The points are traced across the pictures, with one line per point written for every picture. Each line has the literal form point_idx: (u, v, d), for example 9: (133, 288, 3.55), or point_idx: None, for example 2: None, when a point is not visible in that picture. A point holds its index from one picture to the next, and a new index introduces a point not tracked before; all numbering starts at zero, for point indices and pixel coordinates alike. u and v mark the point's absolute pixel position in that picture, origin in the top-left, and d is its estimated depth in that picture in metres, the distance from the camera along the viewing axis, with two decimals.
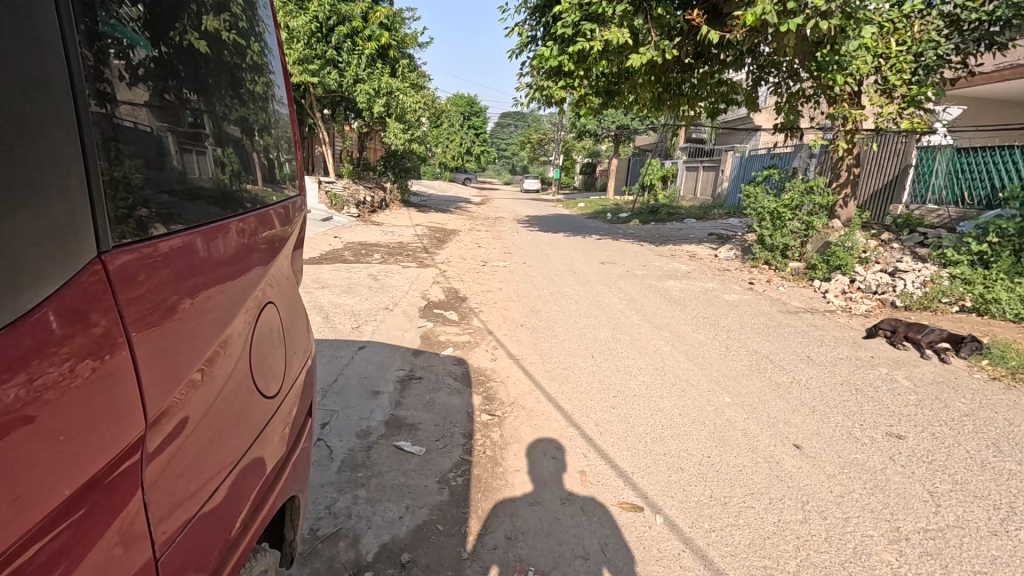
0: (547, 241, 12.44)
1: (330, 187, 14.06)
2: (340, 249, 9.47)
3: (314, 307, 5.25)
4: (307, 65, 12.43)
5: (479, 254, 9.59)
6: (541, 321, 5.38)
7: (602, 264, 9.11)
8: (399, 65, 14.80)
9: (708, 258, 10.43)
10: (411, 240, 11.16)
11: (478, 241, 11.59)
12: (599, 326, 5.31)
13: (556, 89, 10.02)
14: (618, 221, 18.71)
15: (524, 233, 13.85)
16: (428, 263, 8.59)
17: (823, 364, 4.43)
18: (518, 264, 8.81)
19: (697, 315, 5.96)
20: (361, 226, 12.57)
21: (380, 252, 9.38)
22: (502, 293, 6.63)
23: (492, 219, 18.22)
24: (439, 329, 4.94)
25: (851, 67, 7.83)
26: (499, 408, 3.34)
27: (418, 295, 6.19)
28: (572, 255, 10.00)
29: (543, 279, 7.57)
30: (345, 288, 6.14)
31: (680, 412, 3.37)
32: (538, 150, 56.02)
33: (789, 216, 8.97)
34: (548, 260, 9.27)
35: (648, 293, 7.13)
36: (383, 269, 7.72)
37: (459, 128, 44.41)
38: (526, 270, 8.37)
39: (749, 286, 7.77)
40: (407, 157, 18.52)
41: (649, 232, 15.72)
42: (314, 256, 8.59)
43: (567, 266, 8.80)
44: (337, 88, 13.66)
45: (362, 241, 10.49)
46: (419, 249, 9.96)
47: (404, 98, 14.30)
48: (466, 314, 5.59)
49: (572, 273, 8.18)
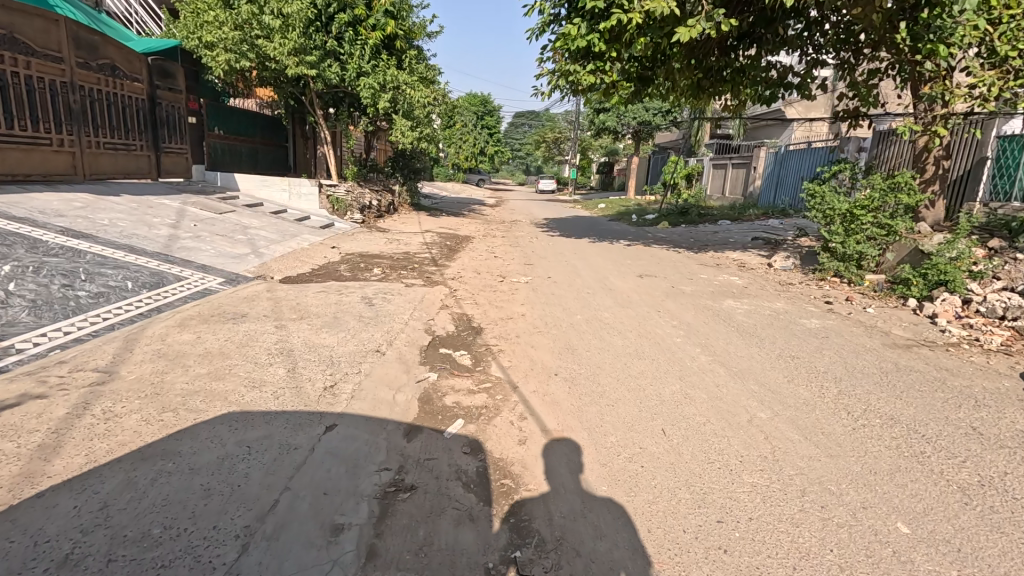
0: (572, 249, 11.08)
1: (332, 191, 12.89)
2: (337, 261, 8.23)
3: (282, 351, 3.95)
4: (304, 56, 11.26)
5: (495, 267, 8.28)
6: (581, 368, 4.05)
7: (640, 279, 7.73)
8: (406, 57, 13.54)
9: (761, 268, 8.97)
10: (419, 250, 9.89)
11: (494, 250, 10.28)
12: (660, 374, 3.98)
13: (584, 75, 8.63)
14: (645, 224, 17.25)
15: (544, 239, 12.51)
16: (436, 279, 7.30)
17: (1006, 443, 3.03)
18: (542, 278, 7.48)
19: (783, 352, 4.59)
20: (365, 234, 11.35)
21: (382, 265, 8.14)
22: (527, 321, 5.32)
23: (508, 222, 16.89)
24: (446, 384, 3.63)
25: (954, 35, 6.37)
26: (538, 557, 2.04)
27: (422, 327, 4.91)
28: (603, 267, 8.62)
29: (575, 299, 6.25)
30: (332, 319, 4.87)
31: (842, 565, 2.03)
32: (554, 150, 54.63)
33: (866, 219, 7.50)
34: (576, 274, 7.92)
35: (707, 317, 5.75)
36: (382, 289, 6.44)
37: (472, 128, 43.11)
38: (552, 285, 7.04)
39: (827, 306, 6.35)
40: (417, 156, 17.28)
41: (683, 235, 14.22)
42: (305, 272, 7.36)
43: (600, 280, 7.45)
44: (339, 83, 12.58)
45: (363, 252, 9.25)
46: (426, 261, 8.70)
47: (411, 93, 13.06)
48: (483, 357, 4.27)
49: (608, 290, 6.86)
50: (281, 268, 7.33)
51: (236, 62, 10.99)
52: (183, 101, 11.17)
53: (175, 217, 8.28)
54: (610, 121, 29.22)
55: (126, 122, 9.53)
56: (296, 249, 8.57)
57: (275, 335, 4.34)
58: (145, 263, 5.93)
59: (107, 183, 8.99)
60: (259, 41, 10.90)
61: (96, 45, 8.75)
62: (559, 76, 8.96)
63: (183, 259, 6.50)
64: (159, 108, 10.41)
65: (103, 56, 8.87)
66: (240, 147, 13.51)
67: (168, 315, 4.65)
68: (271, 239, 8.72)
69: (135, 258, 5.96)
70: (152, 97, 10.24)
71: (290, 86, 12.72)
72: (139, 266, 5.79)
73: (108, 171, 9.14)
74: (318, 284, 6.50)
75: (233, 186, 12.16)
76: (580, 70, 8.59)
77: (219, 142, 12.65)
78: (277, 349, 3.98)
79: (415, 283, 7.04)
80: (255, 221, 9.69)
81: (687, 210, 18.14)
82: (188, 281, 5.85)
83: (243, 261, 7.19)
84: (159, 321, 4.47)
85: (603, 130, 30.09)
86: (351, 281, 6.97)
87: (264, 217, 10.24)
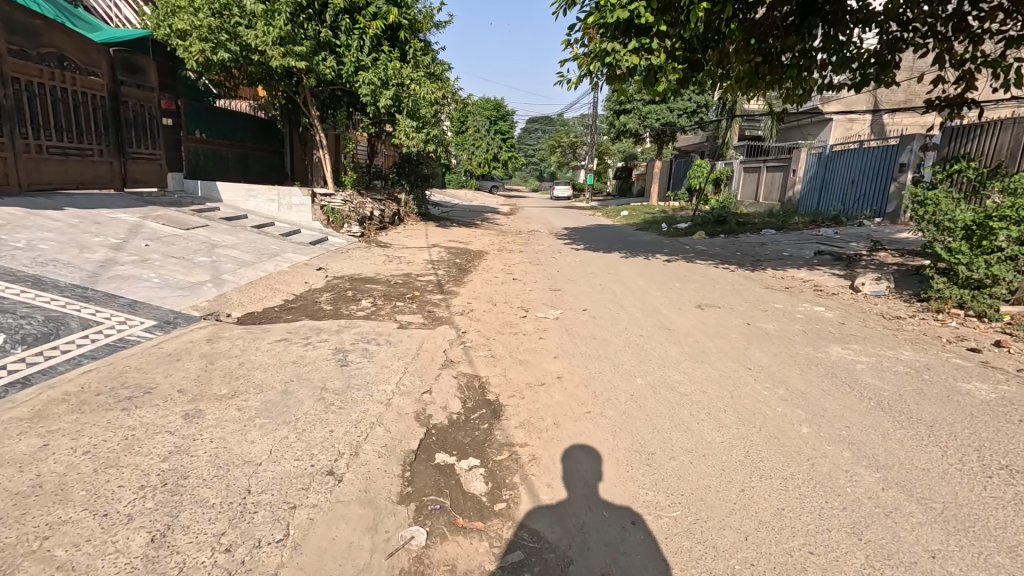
0: (603, 267, 9.37)
1: (326, 202, 11.51)
2: (319, 290, 6.65)
3: (166, 480, 2.32)
4: (293, 46, 9.83)
5: (514, 294, 6.67)
6: (677, 508, 2.39)
7: (701, 312, 6.03)
8: (412, 49, 12.09)
9: (844, 293, 7.21)
10: (422, 271, 8.32)
11: (512, 270, 8.66)
12: (811, 520, 2.31)
13: (624, 55, 6.94)
14: (678, 233, 15.52)
15: (569, 254, 10.86)
16: (440, 314, 5.68)
17: None
18: (576, 312, 5.81)
19: (980, 453, 2.90)
20: (362, 251, 9.84)
21: (375, 294, 6.54)
22: (565, 391, 3.68)
23: (525, 233, 15.28)
24: (446, 562, 1.99)
25: None
26: None
27: (411, 408, 3.26)
28: (649, 294, 6.92)
29: (625, 348, 4.59)
30: (279, 398, 3.25)
31: None
32: (568, 155, 52.91)
33: (1005, 233, 5.59)
34: (618, 304, 6.26)
35: (821, 376, 4.05)
36: (368, 332, 4.82)
37: (484, 133, 41.61)
38: (591, 323, 5.38)
39: (975, 357, 4.62)
40: (425, 162, 15.78)
41: (725, 247, 12.48)
42: (274, 306, 5.78)
43: (651, 315, 5.79)
44: (335, 79, 11.17)
45: (355, 275, 7.66)
46: (430, 287, 7.11)
47: (417, 89, 11.64)
48: (507, 477, 2.63)
49: (666, 330, 5.18)
50: (245, 301, 5.77)
51: (213, 53, 9.51)
52: (155, 100, 9.80)
53: (124, 235, 6.80)
54: (631, 123, 27.36)
55: (80, 123, 8.15)
56: (271, 273, 7.02)
57: (173, 436, 2.72)
58: (46, 303, 4.40)
59: (52, 195, 7.58)
60: (240, 29, 9.50)
61: (39, 32, 7.45)
62: (592, 58, 7.34)
63: (109, 295, 4.96)
64: (124, 107, 9.02)
65: (49, 44, 7.59)
66: (227, 152, 12.13)
67: (29, 396, 3.07)
68: (243, 261, 7.21)
69: (34, 297, 4.43)
70: (115, 93, 8.85)
71: (283, 84, 11.34)
72: (33, 307, 4.25)
73: (55, 179, 7.74)
74: (284, 326, 4.92)
75: (216, 198, 10.85)
76: (620, 49, 6.92)
77: (201, 147, 11.27)
78: (160, 474, 2.36)
79: (413, 320, 5.41)
80: (229, 238, 8.24)
81: (723, 218, 16.33)
82: (101, 327, 4.29)
83: (194, 292, 5.63)
84: (3, 411, 2.88)
85: (624, 133, 28.23)
86: (330, 319, 5.37)
87: (243, 233, 8.77)
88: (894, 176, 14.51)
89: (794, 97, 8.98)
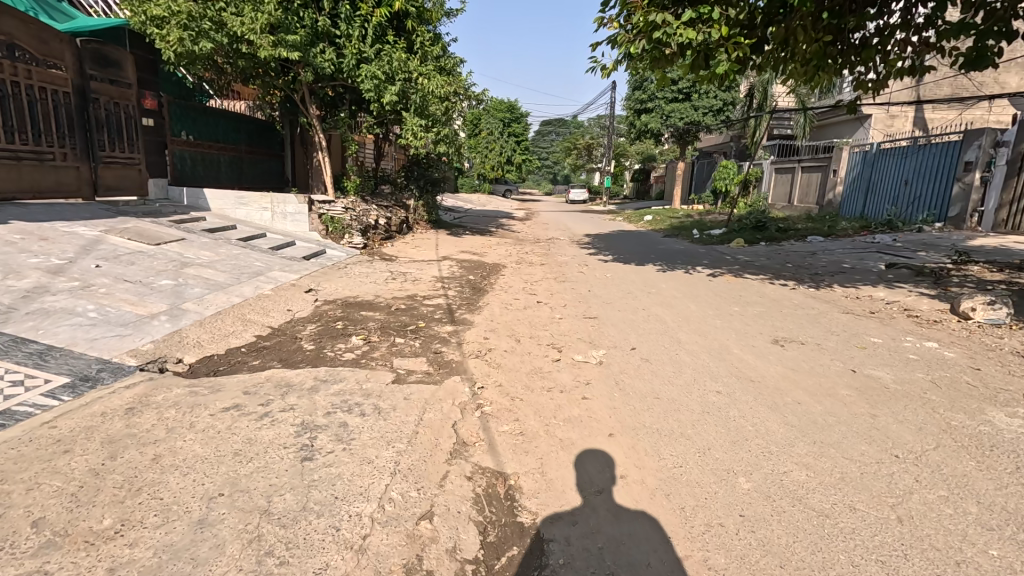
0: (639, 284, 8.07)
1: (325, 210, 10.20)
2: (303, 320, 5.48)
3: None
4: (284, 35, 8.85)
5: (539, 325, 5.42)
6: None
7: (782, 352, 4.71)
8: (420, 40, 10.95)
9: (949, 321, 5.83)
10: (430, 292, 7.12)
11: (534, 289, 7.41)
12: None
13: (678, 29, 5.65)
14: (711, 241, 14.15)
15: (597, 268, 9.58)
16: (448, 357, 4.44)
17: None
18: (622, 354, 4.54)
19: None
20: (363, 266, 8.69)
21: (369, 326, 5.34)
22: (636, 510, 2.42)
23: (544, 241, 14.04)
24: None
25: None
26: None
27: (399, 558, 2.03)
28: (706, 323, 5.63)
29: (704, 418, 3.31)
30: (186, 541, 2.02)
31: None
32: (583, 157, 51.50)
33: None
34: (672, 341, 4.98)
35: (1012, 473, 2.71)
36: (350, 390, 3.60)
37: (496, 135, 40.54)
38: (646, 372, 4.11)
39: None
40: (436, 165, 14.64)
41: (772, 257, 11.11)
42: (240, 347, 4.59)
43: (720, 358, 4.49)
44: (335, 73, 10.10)
45: (350, 298, 6.47)
46: (438, 314, 5.88)
47: (426, 83, 10.56)
48: None
49: (749, 385, 3.87)
50: (205, 339, 4.60)
51: (197, 44, 8.54)
52: (133, 98, 8.77)
53: (73, 254, 5.67)
54: (653, 123, 25.87)
55: (37, 123, 7.11)
56: (247, 297, 5.86)
57: None
58: None
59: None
60: (225, 15, 8.53)
61: None
62: (635, 35, 6.12)
63: (19, 339, 3.81)
64: (93, 105, 7.97)
65: None
66: (218, 157, 11.07)
67: None
68: (217, 283, 6.06)
69: None
70: (82, 89, 7.80)
71: (277, 79, 10.35)
72: None
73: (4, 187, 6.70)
74: (243, 381, 3.73)
75: (203, 206, 9.80)
76: (671, 21, 5.65)
77: (188, 150, 10.21)
78: None
79: (413, 367, 4.17)
80: (208, 253, 7.13)
81: (762, 223, 14.88)
82: None
83: (139, 328, 4.47)
84: None
85: (645, 133, 26.85)
86: (308, 367, 4.17)
87: (226, 248, 7.67)
88: (957, 176, 13.01)
89: (868, 85, 7.63)
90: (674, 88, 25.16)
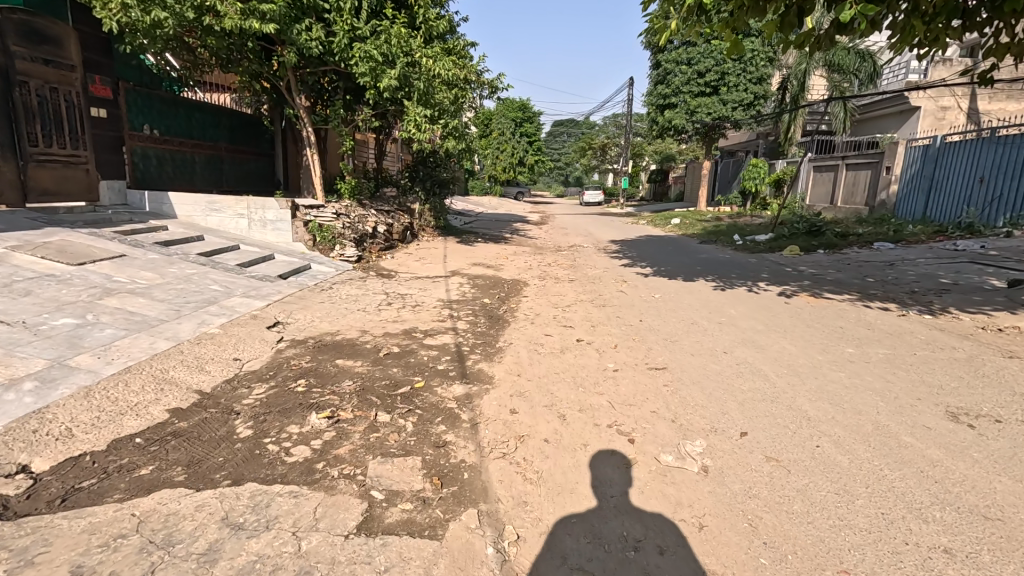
0: (699, 307, 6.37)
1: (313, 216, 8.73)
2: (252, 377, 3.86)
3: None
4: (258, 4, 7.32)
5: (587, 385, 3.76)
6: None
7: (983, 441, 2.99)
8: (424, 14, 9.36)
9: None
10: (434, 323, 5.48)
11: (568, 318, 5.76)
12: None
13: None
14: (759, 247, 12.37)
15: (640, 285, 7.89)
16: (456, 457, 2.79)
17: None
18: (731, 449, 2.87)
19: None
20: (354, 285, 7.08)
21: (343, 389, 3.70)
22: None
23: (566, 248, 12.37)
24: None
25: None
26: None
27: None
28: (823, 378, 3.94)
29: None
30: None
31: None
32: (597, 158, 49.64)
33: None
34: (793, 415, 3.30)
35: None
36: (277, 553, 1.98)
37: (508, 135, 39.01)
38: (787, 496, 2.45)
39: None
40: (444, 164, 13.06)
41: (844, 269, 9.33)
42: (140, 433, 2.99)
43: (888, 456, 2.82)
44: (323, 53, 8.57)
45: (327, 337, 4.85)
46: (444, 364, 4.25)
47: (429, 65, 8.97)
48: None
49: (995, 534, 2.17)
50: (86, 423, 2.98)
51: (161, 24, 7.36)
52: (77, 83, 7.31)
53: None
54: (678, 119, 23.97)
55: None
56: (182, 340, 4.27)
57: None
58: None
59: None
60: None
61: None
62: None
63: None
64: (19, 90, 6.53)
65: None
66: (192, 155, 9.54)
67: None
68: (145, 320, 4.46)
69: None
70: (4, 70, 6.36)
71: (252, 61, 8.86)
72: None
73: None
74: (93, 532, 2.09)
75: (168, 213, 8.28)
76: None
77: (152, 147, 8.68)
78: None
79: (399, 485, 2.53)
80: (152, 274, 5.55)
81: (816, 227, 13.03)
82: None
83: None
84: None
85: (668, 129, 25.01)
86: (226, 482, 2.53)
87: (181, 265, 6.11)
88: None
89: (1005, 49, 5.83)
90: (700, 81, 23.28)
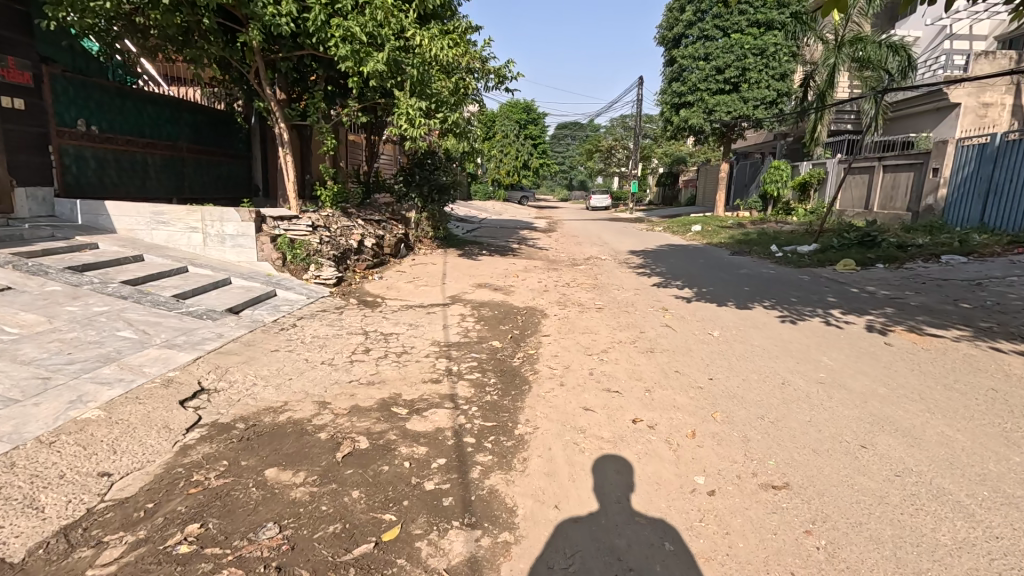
0: (777, 353, 4.79)
1: (282, 231, 7.20)
2: (113, 518, 2.31)
3: None
4: None
5: (680, 544, 2.21)
6: None
7: None
8: None
9: None
10: (424, 386, 3.92)
11: (609, 374, 4.19)
12: None
13: None
14: (804, 261, 10.77)
15: (685, 315, 6.33)
16: None
17: None
18: None
19: None
20: (325, 320, 5.55)
21: (257, 549, 2.14)
22: None
23: (583, 262, 10.81)
24: None
25: None
26: None
27: None
28: None
29: None
30: None
31: None
32: (602, 161, 48.16)
33: None
34: None
35: None
36: None
37: (511, 138, 37.63)
38: None
39: None
40: (444, 167, 11.53)
41: (923, 291, 7.75)
42: None
43: None
44: (295, 31, 7.10)
45: (264, 420, 3.30)
46: (435, 481, 2.68)
47: (425, 48, 7.49)
48: None
49: None
50: None
51: None
52: None
53: None
54: (694, 118, 22.45)
55: None
56: (25, 436, 2.76)
57: None
58: None
59: None
60: None
61: None
62: None
63: None
64: None
65: None
66: (144, 157, 8.05)
67: None
68: None
69: None
70: None
71: (215, 44, 7.32)
72: None
73: None
74: None
75: (105, 226, 6.79)
76: None
77: (89, 147, 7.19)
78: None
79: None
80: (34, 317, 4.04)
81: (869, 237, 11.45)
82: None
83: None
84: None
85: (684, 129, 23.48)
86: None
87: (88, 300, 4.60)
88: None
89: None
90: (718, 77, 21.74)
